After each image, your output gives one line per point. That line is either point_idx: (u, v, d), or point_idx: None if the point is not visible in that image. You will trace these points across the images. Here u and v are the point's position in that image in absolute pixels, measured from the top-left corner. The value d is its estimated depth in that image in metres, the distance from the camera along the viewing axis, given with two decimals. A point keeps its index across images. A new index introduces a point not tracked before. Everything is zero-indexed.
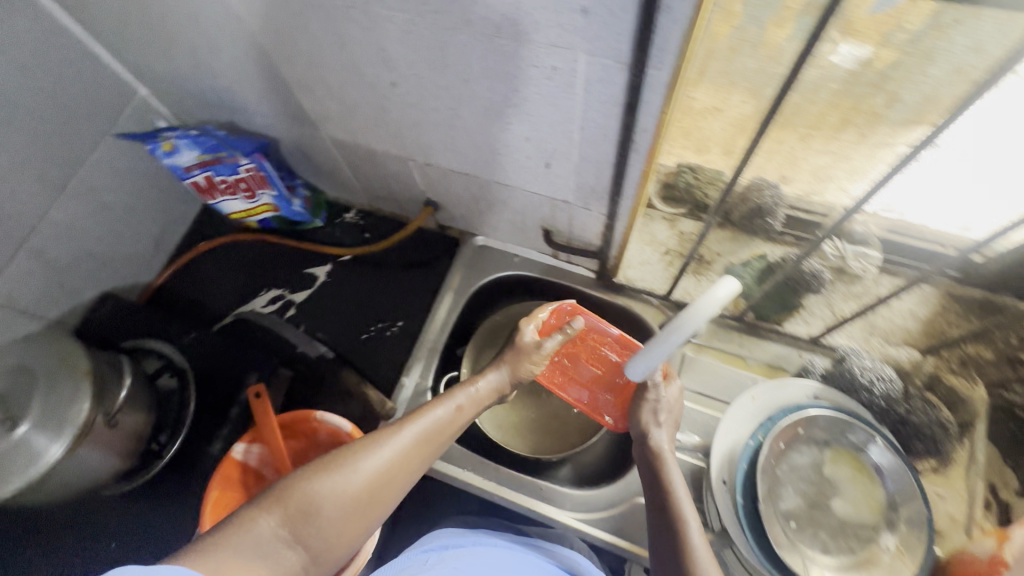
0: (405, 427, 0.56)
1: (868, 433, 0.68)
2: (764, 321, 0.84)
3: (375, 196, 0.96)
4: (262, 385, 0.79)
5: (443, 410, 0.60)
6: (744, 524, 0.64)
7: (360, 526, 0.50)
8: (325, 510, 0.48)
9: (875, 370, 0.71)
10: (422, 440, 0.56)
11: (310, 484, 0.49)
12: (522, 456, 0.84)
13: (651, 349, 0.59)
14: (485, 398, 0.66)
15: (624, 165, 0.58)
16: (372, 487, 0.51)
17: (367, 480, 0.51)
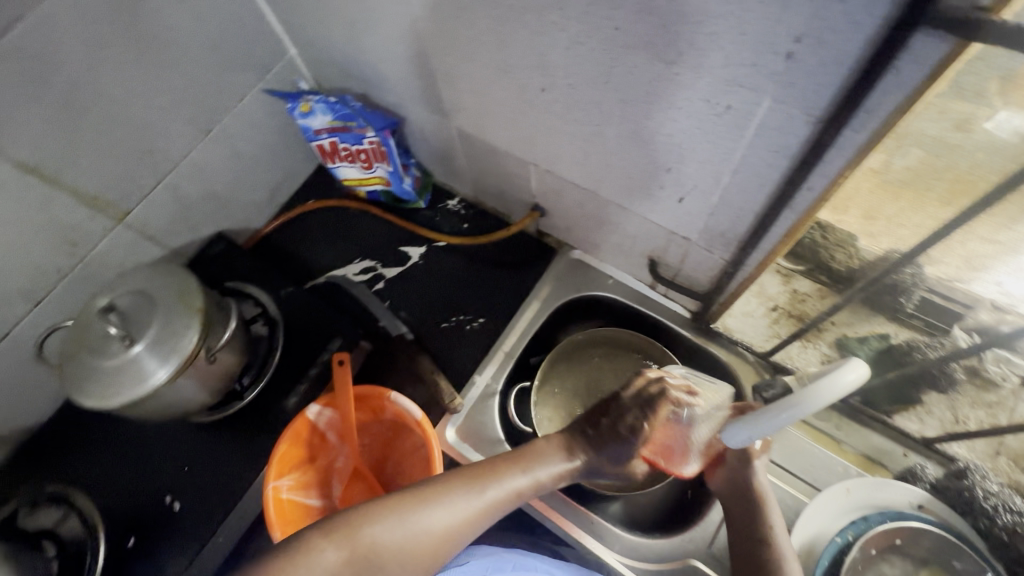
0: (479, 486, 0.56)
1: (978, 565, 0.60)
2: (870, 408, 0.76)
3: (482, 190, 0.96)
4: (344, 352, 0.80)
5: (520, 475, 0.58)
6: None
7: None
8: (383, 559, 0.49)
9: (1002, 497, 0.64)
10: (493, 501, 0.55)
11: (367, 531, 0.50)
12: (577, 484, 0.82)
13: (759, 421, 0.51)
14: (569, 473, 0.60)
15: (771, 219, 0.54)
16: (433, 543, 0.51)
17: (427, 536, 0.51)
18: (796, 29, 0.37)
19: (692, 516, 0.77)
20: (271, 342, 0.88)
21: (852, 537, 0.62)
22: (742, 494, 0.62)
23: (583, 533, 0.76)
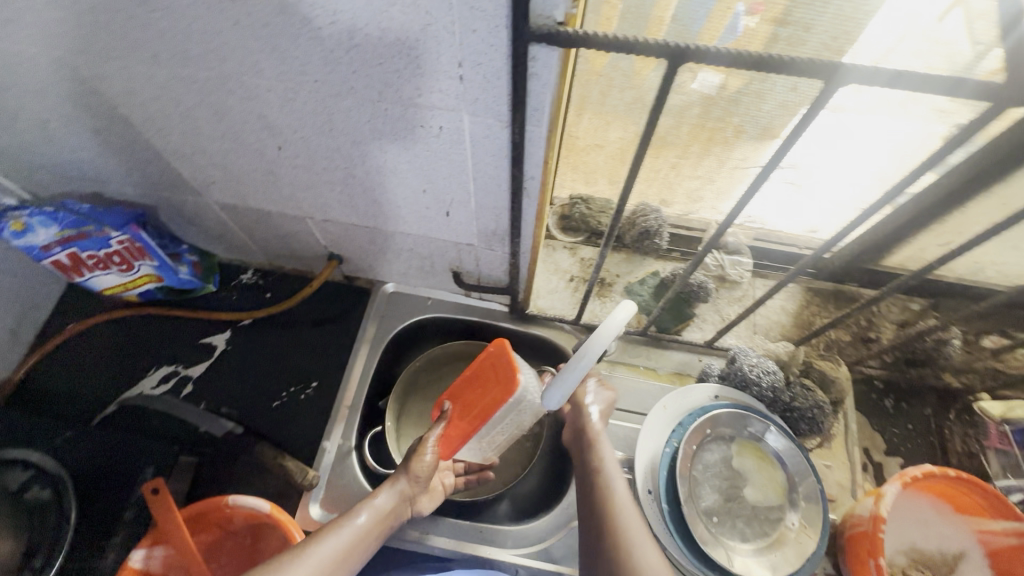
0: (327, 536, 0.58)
1: (762, 423, 0.76)
2: (665, 333, 0.92)
3: (273, 254, 0.92)
4: (159, 477, 0.70)
5: (358, 516, 0.62)
6: (673, 529, 0.68)
7: None
8: None
9: (760, 364, 0.79)
10: (341, 546, 0.58)
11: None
12: (459, 501, 0.83)
13: (564, 380, 0.61)
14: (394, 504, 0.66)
15: (519, 210, 0.62)
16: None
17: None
18: (456, 57, 0.43)
19: (565, 482, 0.84)
20: (60, 504, 0.71)
21: (677, 442, 0.73)
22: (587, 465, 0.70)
23: (475, 546, 0.78)
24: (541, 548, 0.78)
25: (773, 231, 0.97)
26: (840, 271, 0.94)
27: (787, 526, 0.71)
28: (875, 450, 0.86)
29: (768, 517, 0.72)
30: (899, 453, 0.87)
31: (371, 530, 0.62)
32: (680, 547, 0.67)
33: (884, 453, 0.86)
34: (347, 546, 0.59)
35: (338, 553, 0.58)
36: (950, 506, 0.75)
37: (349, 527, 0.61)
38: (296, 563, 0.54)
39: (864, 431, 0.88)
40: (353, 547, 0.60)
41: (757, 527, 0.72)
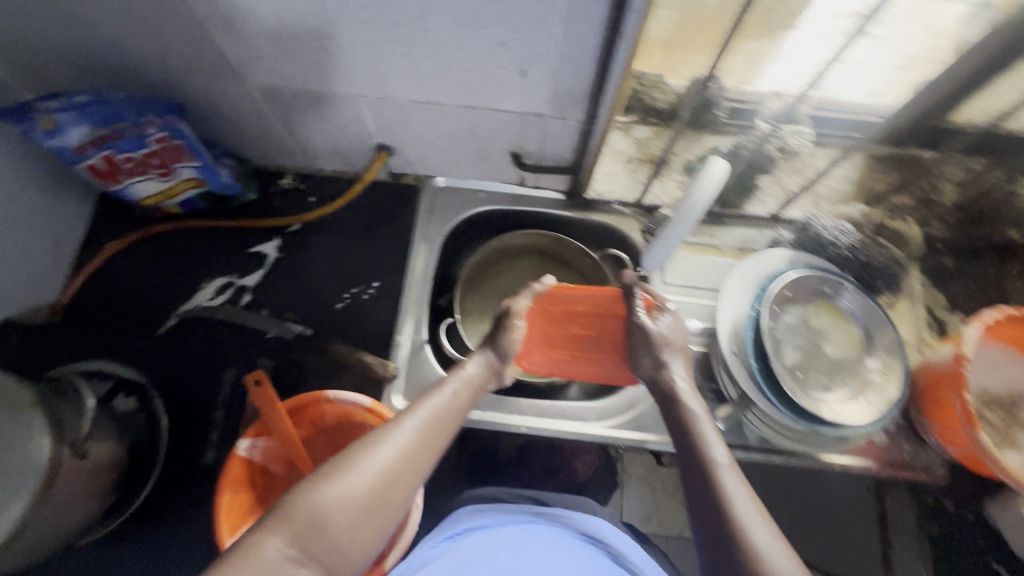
0: (403, 419, 0.52)
1: (839, 282, 0.76)
2: (727, 209, 0.90)
3: (313, 154, 0.87)
4: (260, 369, 0.70)
5: (435, 396, 0.56)
6: (763, 383, 0.70)
7: (374, 533, 0.46)
8: (329, 525, 0.43)
9: (835, 225, 0.79)
10: (422, 427, 0.52)
11: (310, 496, 0.44)
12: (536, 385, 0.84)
13: (667, 236, 0.69)
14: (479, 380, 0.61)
15: (611, 56, 0.57)
16: (379, 487, 0.47)
17: (373, 482, 0.46)
18: None
19: None
20: (149, 411, 0.74)
21: (763, 302, 0.72)
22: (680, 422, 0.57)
23: (558, 423, 0.79)
24: (623, 421, 0.79)
25: (835, 99, 0.88)
26: (905, 133, 0.90)
27: (868, 374, 0.74)
28: (938, 308, 0.88)
29: (850, 369, 0.74)
30: (962, 309, 0.88)
31: (454, 411, 0.56)
32: (772, 400, 0.70)
33: (947, 309, 0.88)
34: (437, 420, 0.54)
35: (425, 426, 0.53)
36: (1019, 349, 0.75)
37: (434, 402, 0.55)
38: (380, 443, 0.49)
39: (927, 291, 0.89)
40: (442, 421, 0.55)
41: (840, 379, 0.74)
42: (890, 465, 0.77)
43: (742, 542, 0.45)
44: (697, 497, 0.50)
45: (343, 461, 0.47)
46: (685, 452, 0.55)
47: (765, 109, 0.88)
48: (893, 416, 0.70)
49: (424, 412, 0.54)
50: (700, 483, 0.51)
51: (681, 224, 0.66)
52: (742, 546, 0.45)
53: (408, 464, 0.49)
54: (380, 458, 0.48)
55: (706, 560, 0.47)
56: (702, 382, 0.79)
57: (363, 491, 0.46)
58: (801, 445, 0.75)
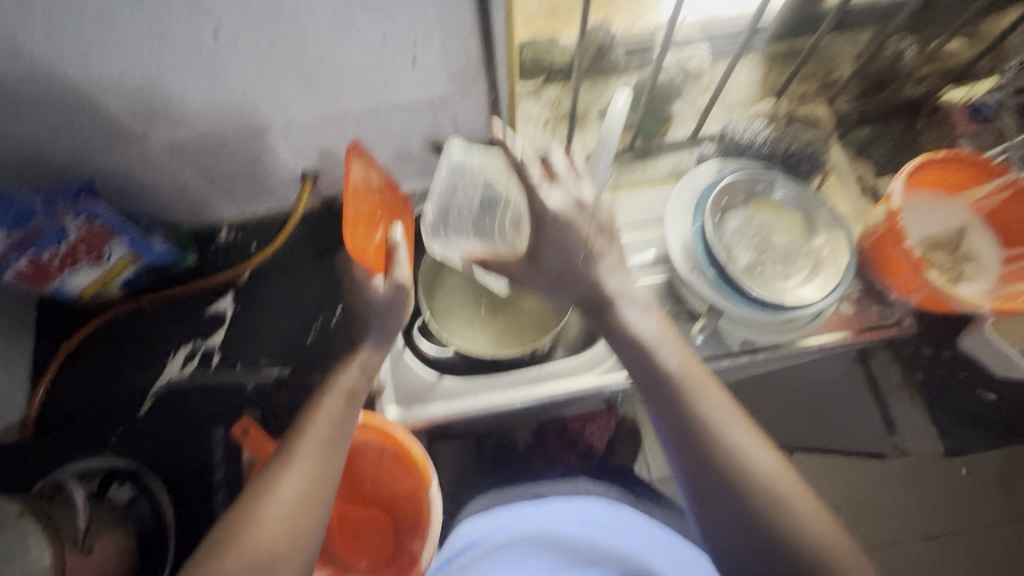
0: (295, 449, 0.56)
1: (770, 178, 0.79)
2: (652, 140, 0.93)
3: (241, 200, 0.87)
4: (243, 419, 0.69)
5: (326, 404, 0.59)
6: (726, 288, 0.73)
7: (296, 556, 0.53)
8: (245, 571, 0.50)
9: (748, 128, 0.83)
10: (316, 445, 0.57)
11: (226, 555, 0.50)
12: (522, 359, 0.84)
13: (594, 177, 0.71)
14: (365, 372, 0.63)
15: (489, 20, 0.58)
16: (289, 524, 0.53)
17: (279, 521, 0.52)
18: None
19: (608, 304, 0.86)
20: None
21: (706, 211, 0.75)
22: (642, 351, 0.59)
23: (550, 385, 0.81)
24: (611, 365, 0.81)
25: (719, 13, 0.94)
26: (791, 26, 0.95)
27: (818, 253, 0.77)
28: (868, 177, 0.93)
29: (800, 253, 0.77)
30: (889, 172, 0.93)
31: (344, 415, 0.59)
32: (737, 300, 0.73)
33: (875, 176, 0.92)
34: (326, 437, 0.57)
35: (321, 446, 0.57)
36: (946, 190, 0.81)
37: (320, 415, 0.58)
38: (283, 477, 0.55)
39: (854, 164, 0.93)
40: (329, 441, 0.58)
41: (794, 264, 0.77)
42: (861, 330, 0.82)
43: (716, 452, 0.54)
44: (667, 412, 0.57)
45: (244, 512, 0.53)
46: (639, 369, 0.59)
47: (658, 40, 0.90)
48: (849, 284, 0.73)
49: (311, 431, 0.57)
50: (665, 403, 0.57)
51: (600, 164, 0.69)
52: (723, 467, 0.53)
53: (314, 487, 0.55)
54: (281, 497, 0.54)
55: (685, 470, 0.55)
56: (675, 306, 0.82)
57: (273, 533, 0.52)
58: (771, 336, 0.79)
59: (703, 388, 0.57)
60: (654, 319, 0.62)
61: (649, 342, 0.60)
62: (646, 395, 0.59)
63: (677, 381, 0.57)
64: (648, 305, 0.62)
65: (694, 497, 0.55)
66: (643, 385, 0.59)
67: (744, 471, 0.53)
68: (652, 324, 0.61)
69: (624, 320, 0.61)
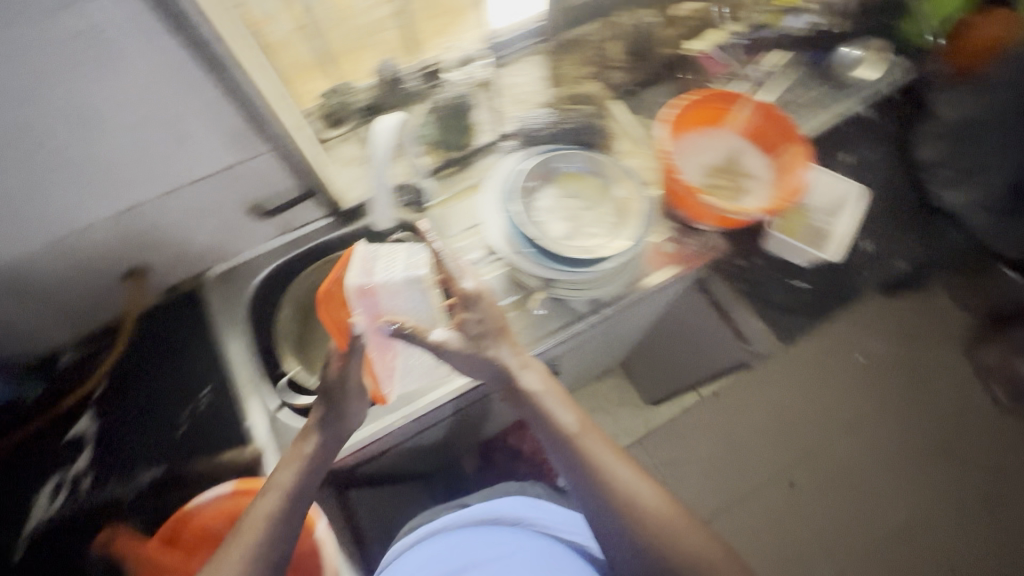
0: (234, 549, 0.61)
1: (564, 155, 0.89)
2: (465, 151, 1.00)
3: (75, 315, 0.85)
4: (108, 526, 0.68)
5: (275, 499, 0.64)
6: (546, 259, 0.80)
7: None
8: None
9: (532, 117, 0.93)
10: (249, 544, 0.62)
11: None
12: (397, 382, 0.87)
13: (376, 189, 0.84)
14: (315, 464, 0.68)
15: (234, 84, 0.62)
16: None
17: None
18: None
19: None
20: None
21: (511, 199, 0.83)
22: (543, 416, 0.74)
23: (428, 397, 0.84)
24: None
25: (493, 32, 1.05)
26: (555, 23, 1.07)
27: (619, 207, 0.87)
28: None
29: (607, 210, 0.87)
30: None
31: (290, 513, 0.64)
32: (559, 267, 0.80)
33: None
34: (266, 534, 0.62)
35: (255, 550, 0.61)
36: (712, 125, 0.95)
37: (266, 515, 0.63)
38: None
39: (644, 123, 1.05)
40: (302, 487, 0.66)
41: (604, 222, 0.86)
42: (684, 261, 0.92)
43: (608, 485, 0.70)
44: (569, 461, 0.73)
45: None
46: (543, 429, 0.75)
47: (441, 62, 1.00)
48: (649, 225, 0.83)
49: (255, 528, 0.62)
50: (565, 453, 0.73)
51: (377, 176, 0.82)
52: (611, 494, 0.70)
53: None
54: None
55: (590, 504, 0.71)
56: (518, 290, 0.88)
57: None
58: (603, 290, 0.86)
59: (592, 440, 0.74)
60: (548, 382, 0.77)
61: (545, 401, 0.75)
62: (551, 447, 0.75)
63: (570, 433, 0.74)
64: (545, 378, 0.77)
65: (595, 522, 0.72)
66: (545, 435, 0.76)
67: (630, 494, 0.70)
68: (544, 384, 0.76)
69: (521, 386, 0.74)
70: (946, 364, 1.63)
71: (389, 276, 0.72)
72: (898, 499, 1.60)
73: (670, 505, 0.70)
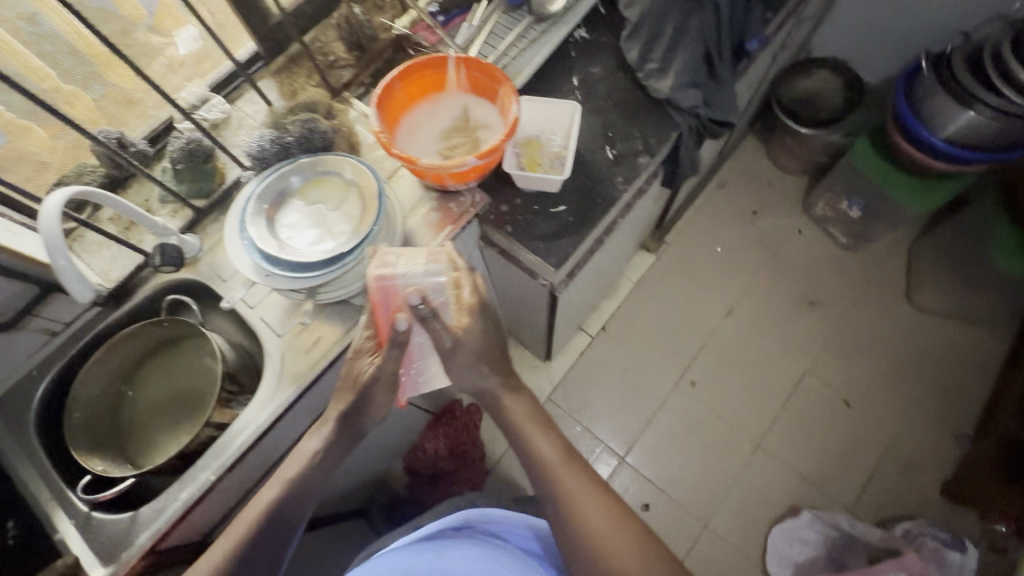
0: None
1: (294, 166, 0.89)
2: (215, 193, 0.98)
3: None
4: None
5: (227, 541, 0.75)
6: (293, 272, 0.81)
7: None
8: None
9: (256, 141, 0.92)
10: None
11: None
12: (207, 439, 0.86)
13: (65, 278, 0.76)
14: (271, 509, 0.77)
15: None
16: None
17: None
18: None
19: (256, 340, 0.91)
20: None
21: (246, 223, 0.84)
22: (536, 464, 0.82)
23: (237, 440, 0.84)
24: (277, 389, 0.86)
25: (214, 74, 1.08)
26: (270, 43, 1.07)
27: (361, 196, 0.89)
28: None
29: (350, 205, 0.89)
30: None
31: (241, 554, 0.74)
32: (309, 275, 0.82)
33: None
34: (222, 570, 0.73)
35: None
36: (435, 91, 0.98)
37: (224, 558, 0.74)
38: None
39: None
40: (294, 500, 0.78)
41: (351, 217, 0.88)
42: (449, 224, 0.95)
43: (560, 497, 0.78)
44: (541, 487, 0.81)
45: None
46: (533, 470, 0.82)
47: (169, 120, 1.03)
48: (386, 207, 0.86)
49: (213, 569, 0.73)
50: (539, 476, 0.81)
51: (63, 263, 0.75)
52: (565, 506, 0.77)
53: None
54: None
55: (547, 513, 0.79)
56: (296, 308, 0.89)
57: None
58: None
59: (565, 467, 0.81)
60: (540, 428, 0.84)
61: (524, 429, 0.84)
62: (536, 479, 0.82)
63: (551, 469, 0.80)
64: (547, 427, 0.85)
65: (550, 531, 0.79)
66: (528, 466, 0.83)
67: (581, 512, 0.76)
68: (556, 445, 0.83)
69: (534, 442, 0.83)
70: (771, 233, 1.89)
71: (429, 273, 0.77)
72: (782, 359, 1.74)
73: (616, 521, 0.75)
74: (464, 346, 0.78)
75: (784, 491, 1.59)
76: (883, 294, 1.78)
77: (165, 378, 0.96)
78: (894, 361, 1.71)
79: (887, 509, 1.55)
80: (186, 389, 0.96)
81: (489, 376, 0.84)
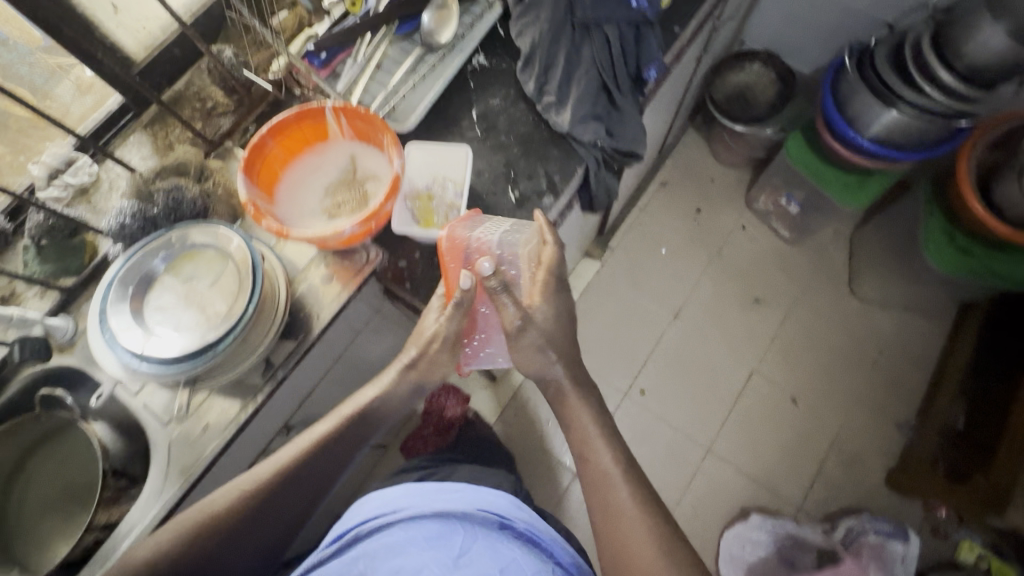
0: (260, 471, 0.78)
1: (161, 239, 0.82)
2: (86, 269, 0.91)
3: None
4: None
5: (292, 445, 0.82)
6: (159, 368, 0.75)
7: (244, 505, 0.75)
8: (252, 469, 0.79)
9: (116, 213, 0.83)
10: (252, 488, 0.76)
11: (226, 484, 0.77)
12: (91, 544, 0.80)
13: None
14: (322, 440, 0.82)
15: None
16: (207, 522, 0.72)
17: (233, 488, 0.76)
18: None
19: (141, 428, 0.85)
20: None
21: (105, 308, 0.77)
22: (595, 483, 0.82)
23: (122, 546, 0.79)
24: (164, 485, 0.81)
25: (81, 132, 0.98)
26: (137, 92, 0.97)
27: (237, 269, 0.81)
28: None
29: (226, 281, 0.82)
30: None
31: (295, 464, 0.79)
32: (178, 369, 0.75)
33: None
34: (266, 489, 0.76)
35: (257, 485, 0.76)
36: (320, 141, 0.90)
37: (276, 460, 0.80)
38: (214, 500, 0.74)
39: None
40: (347, 440, 0.84)
41: (226, 294, 0.81)
42: (349, 278, 0.89)
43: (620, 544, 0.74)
44: (599, 511, 0.79)
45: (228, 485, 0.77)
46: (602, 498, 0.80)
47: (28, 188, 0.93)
48: (261, 284, 0.79)
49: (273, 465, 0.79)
50: (601, 505, 0.80)
51: None
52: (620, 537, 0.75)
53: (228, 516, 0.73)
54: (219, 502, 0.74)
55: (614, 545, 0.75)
56: (178, 394, 0.83)
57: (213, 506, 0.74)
58: (255, 357, 0.82)
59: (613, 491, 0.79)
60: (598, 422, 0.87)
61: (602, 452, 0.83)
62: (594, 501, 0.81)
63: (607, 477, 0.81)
64: (596, 415, 0.88)
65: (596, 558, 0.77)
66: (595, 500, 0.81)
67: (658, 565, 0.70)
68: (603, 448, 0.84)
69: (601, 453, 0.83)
70: (715, 231, 1.86)
71: (502, 234, 0.86)
72: (728, 361, 1.74)
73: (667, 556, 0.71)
74: (531, 326, 0.86)
75: (733, 494, 1.60)
76: (826, 287, 1.79)
77: (53, 475, 0.91)
78: (839, 353, 1.72)
79: (834, 502, 1.57)
80: (76, 485, 0.91)
81: (556, 363, 0.89)
